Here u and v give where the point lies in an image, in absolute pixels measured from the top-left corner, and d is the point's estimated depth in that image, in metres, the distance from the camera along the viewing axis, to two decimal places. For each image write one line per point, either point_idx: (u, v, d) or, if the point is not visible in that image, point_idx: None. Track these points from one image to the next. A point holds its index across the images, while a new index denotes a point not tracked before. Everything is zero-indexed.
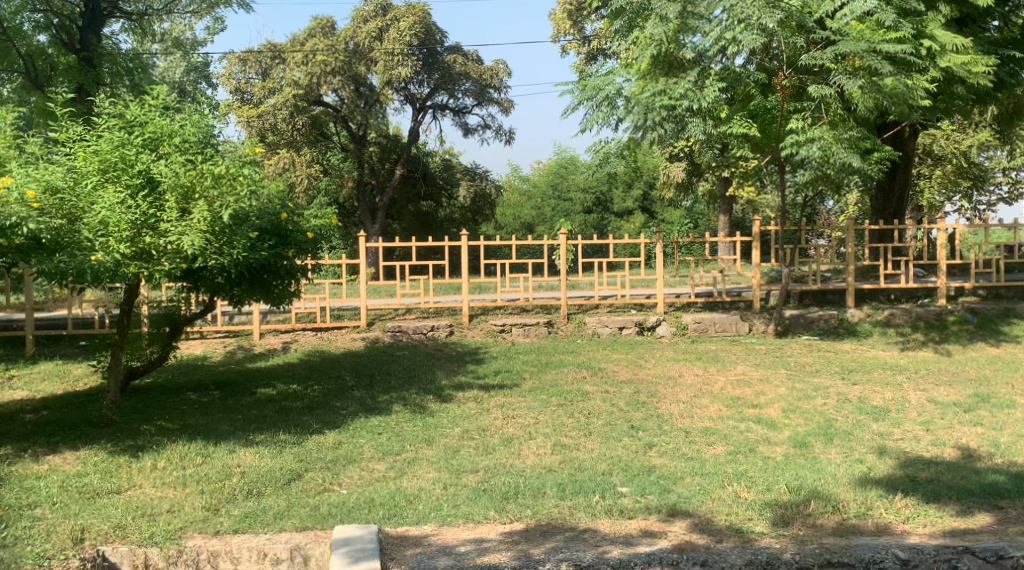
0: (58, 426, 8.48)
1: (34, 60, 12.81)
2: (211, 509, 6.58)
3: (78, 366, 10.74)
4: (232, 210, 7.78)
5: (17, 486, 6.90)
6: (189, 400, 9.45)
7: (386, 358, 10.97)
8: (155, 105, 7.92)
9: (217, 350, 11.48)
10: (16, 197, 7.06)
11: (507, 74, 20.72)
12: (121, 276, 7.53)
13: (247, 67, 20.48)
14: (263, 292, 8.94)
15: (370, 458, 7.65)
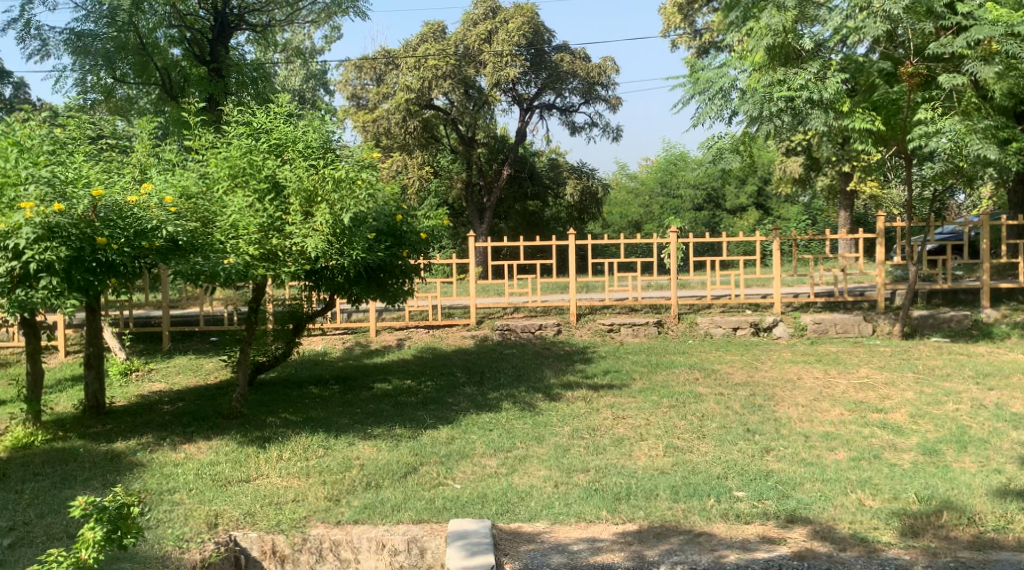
0: (193, 417, 8.98)
1: (169, 72, 13.48)
2: (333, 499, 6.83)
3: (209, 361, 11.31)
4: (352, 213, 8.00)
5: (158, 472, 7.34)
6: (311, 394, 9.82)
7: (496, 356, 11.10)
8: (280, 112, 8.33)
9: (335, 346, 11.86)
10: (155, 202, 7.49)
11: (616, 70, 20.56)
12: (250, 276, 7.95)
13: (363, 74, 21.02)
14: (380, 291, 9.19)
15: (483, 454, 7.76)
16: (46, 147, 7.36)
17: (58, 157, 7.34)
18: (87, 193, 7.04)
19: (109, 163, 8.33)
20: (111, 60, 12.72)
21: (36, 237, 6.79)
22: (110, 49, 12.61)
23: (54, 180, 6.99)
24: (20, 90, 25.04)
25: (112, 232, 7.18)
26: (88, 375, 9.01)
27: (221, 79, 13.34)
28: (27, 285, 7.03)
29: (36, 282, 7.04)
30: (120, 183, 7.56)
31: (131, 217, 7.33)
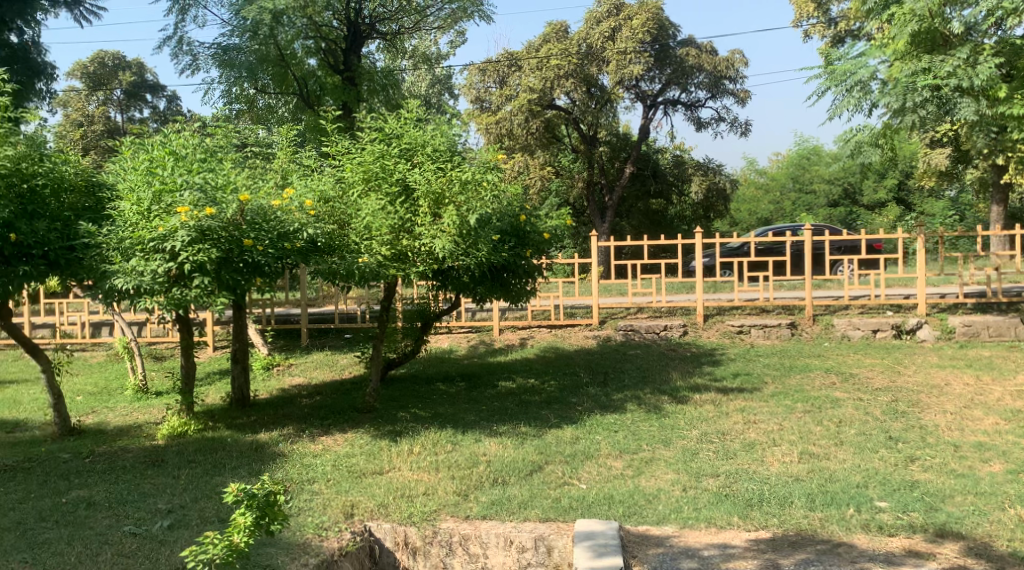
0: (329, 410, 9.33)
1: (306, 81, 14.08)
2: (462, 494, 6.95)
3: (343, 357, 11.71)
4: (478, 214, 8.14)
5: (297, 462, 7.67)
6: (439, 391, 10.02)
7: (620, 356, 11.00)
8: (409, 117, 8.56)
9: (461, 344, 12.07)
10: (297, 206, 7.97)
11: (744, 63, 20.04)
12: (382, 276, 8.24)
13: (486, 77, 21.30)
14: (503, 291, 9.25)
15: (609, 455, 7.72)
16: (198, 155, 7.80)
17: (209, 164, 7.76)
18: (235, 198, 7.49)
19: (253, 169, 8.77)
20: (254, 72, 13.44)
21: (191, 239, 7.24)
22: (253, 62, 13.33)
23: (206, 186, 7.44)
24: (173, 102, 26.67)
25: (257, 234, 7.58)
26: (235, 369, 9.51)
27: (354, 87, 14.05)
28: (181, 285, 7.44)
29: (189, 282, 7.45)
30: (263, 188, 7.97)
31: (274, 221, 7.76)
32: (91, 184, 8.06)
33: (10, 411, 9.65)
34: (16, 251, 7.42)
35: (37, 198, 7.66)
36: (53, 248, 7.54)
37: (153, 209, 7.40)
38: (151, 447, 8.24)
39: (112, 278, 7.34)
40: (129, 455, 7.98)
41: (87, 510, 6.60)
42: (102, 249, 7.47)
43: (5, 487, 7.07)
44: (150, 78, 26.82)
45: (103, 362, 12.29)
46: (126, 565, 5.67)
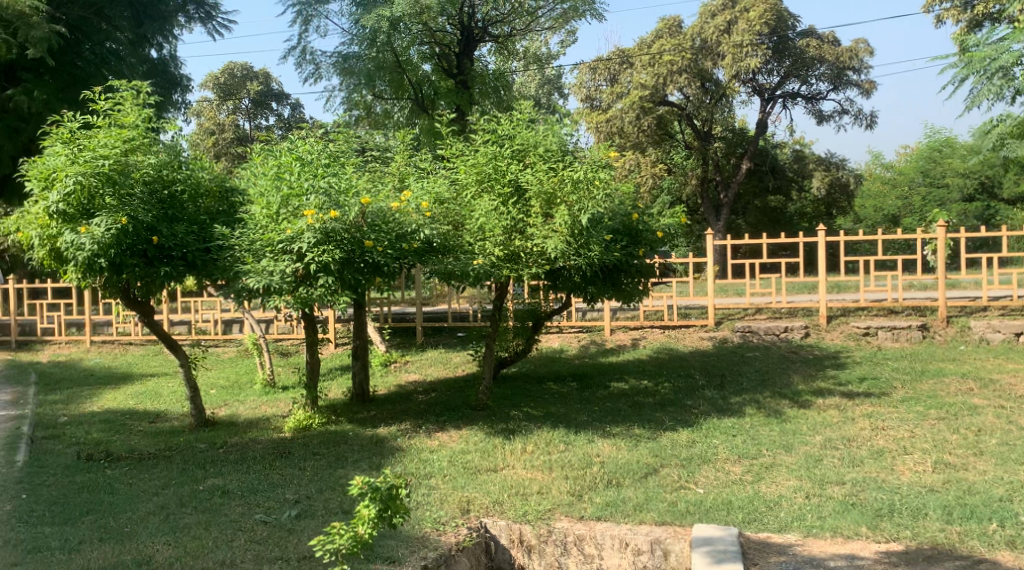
0: (443, 407, 9.48)
1: (421, 87, 14.35)
2: (575, 494, 6.94)
3: (457, 355, 11.87)
4: (590, 213, 8.12)
5: (415, 457, 7.82)
6: (551, 390, 10.04)
7: (737, 358, 10.74)
8: (522, 118, 8.63)
9: (572, 344, 12.04)
10: (413, 207, 8.11)
11: (869, 52, 19.25)
12: (496, 277, 8.34)
13: (597, 75, 21.20)
14: (615, 290, 9.15)
15: (727, 459, 7.55)
16: (322, 160, 8.05)
17: (332, 168, 8.01)
18: (358, 202, 7.72)
19: (371, 173, 9.00)
20: (372, 78, 13.94)
21: (316, 241, 7.51)
22: (371, 68, 13.79)
23: (330, 190, 7.68)
24: (296, 110, 27.71)
25: (378, 236, 7.80)
26: (355, 365, 9.81)
27: (467, 91, 14.32)
28: (307, 284, 7.72)
29: (314, 281, 7.72)
30: (383, 190, 8.18)
31: (394, 222, 7.95)
32: (224, 190, 8.44)
33: (152, 402, 10.23)
34: (158, 253, 7.87)
35: (176, 203, 8.10)
36: (191, 250, 7.95)
37: (281, 212, 7.70)
38: (278, 439, 8.58)
39: (244, 278, 7.69)
40: (259, 447, 8.33)
41: (222, 498, 6.91)
42: (235, 250, 7.84)
43: (148, 473, 7.49)
44: (275, 87, 27.92)
45: (234, 358, 12.88)
46: (258, 551, 5.91)
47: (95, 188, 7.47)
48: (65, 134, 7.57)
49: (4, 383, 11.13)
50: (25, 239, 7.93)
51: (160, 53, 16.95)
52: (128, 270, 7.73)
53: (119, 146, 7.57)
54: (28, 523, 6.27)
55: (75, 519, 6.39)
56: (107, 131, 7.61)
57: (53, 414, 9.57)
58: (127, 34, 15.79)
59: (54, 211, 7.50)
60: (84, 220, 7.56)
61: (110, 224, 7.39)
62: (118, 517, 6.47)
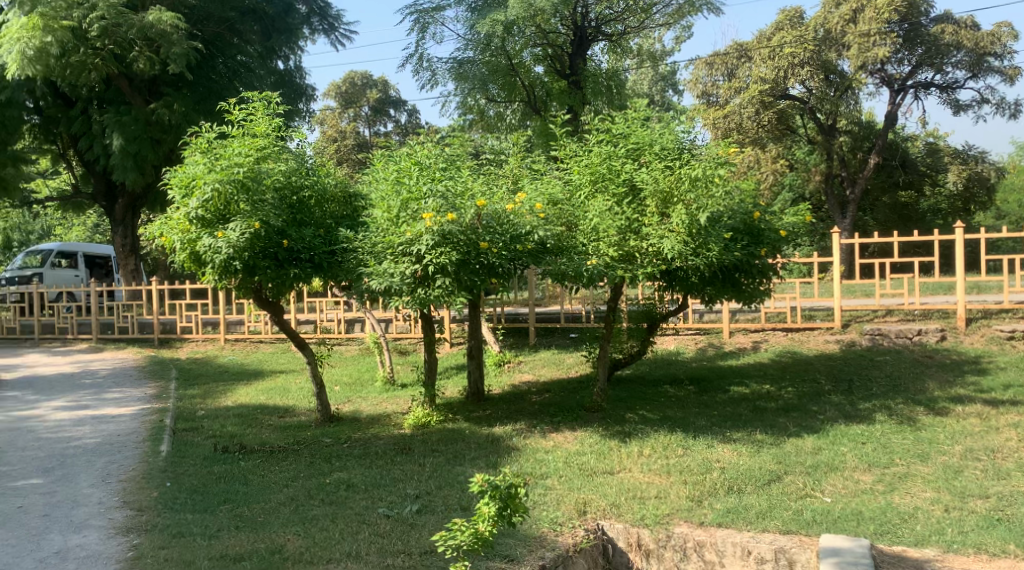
0: (558, 408, 9.47)
1: (534, 89, 14.52)
2: (694, 499, 6.80)
3: (571, 356, 11.83)
4: (708, 212, 7.97)
5: (532, 457, 7.85)
6: (667, 393, 9.86)
7: (866, 363, 10.29)
8: (637, 116, 8.54)
9: (689, 346, 11.80)
10: (528, 209, 8.13)
11: (1013, 36, 18.05)
12: (612, 277, 8.28)
13: (714, 70, 20.74)
14: (734, 291, 8.90)
15: (856, 468, 7.23)
16: (440, 164, 8.18)
17: (450, 172, 8.13)
18: (473, 204, 7.80)
19: (487, 175, 9.10)
20: (486, 83, 13.96)
21: (434, 243, 7.63)
22: (485, 73, 13.86)
23: (448, 193, 7.79)
24: (414, 115, 28.30)
25: (493, 237, 7.88)
26: (470, 364, 9.90)
27: (579, 91, 14.15)
28: (425, 285, 7.87)
29: (433, 283, 7.86)
30: (498, 192, 8.24)
31: (508, 224, 8.01)
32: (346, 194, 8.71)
33: (281, 398, 10.63)
34: (288, 255, 8.19)
35: (303, 208, 8.42)
36: (317, 252, 8.26)
37: (400, 215, 7.85)
38: (399, 436, 8.76)
39: (366, 280, 7.89)
40: (380, 442, 8.54)
41: (347, 491, 7.12)
42: (358, 252, 8.07)
43: (278, 466, 7.78)
44: (393, 94, 28.59)
45: (356, 356, 13.26)
46: (381, 544, 6.05)
47: (231, 195, 7.82)
48: (202, 144, 7.97)
49: (148, 378, 11.80)
50: (168, 243, 8.38)
51: (286, 64, 17.60)
52: (261, 272, 8.05)
53: (251, 155, 7.91)
54: (172, 509, 6.61)
55: (213, 507, 6.70)
56: (241, 140, 7.97)
57: (192, 407, 10.08)
58: (257, 48, 16.78)
59: (193, 217, 7.91)
60: (220, 225, 7.95)
61: (245, 229, 7.75)
62: (252, 506, 6.75)
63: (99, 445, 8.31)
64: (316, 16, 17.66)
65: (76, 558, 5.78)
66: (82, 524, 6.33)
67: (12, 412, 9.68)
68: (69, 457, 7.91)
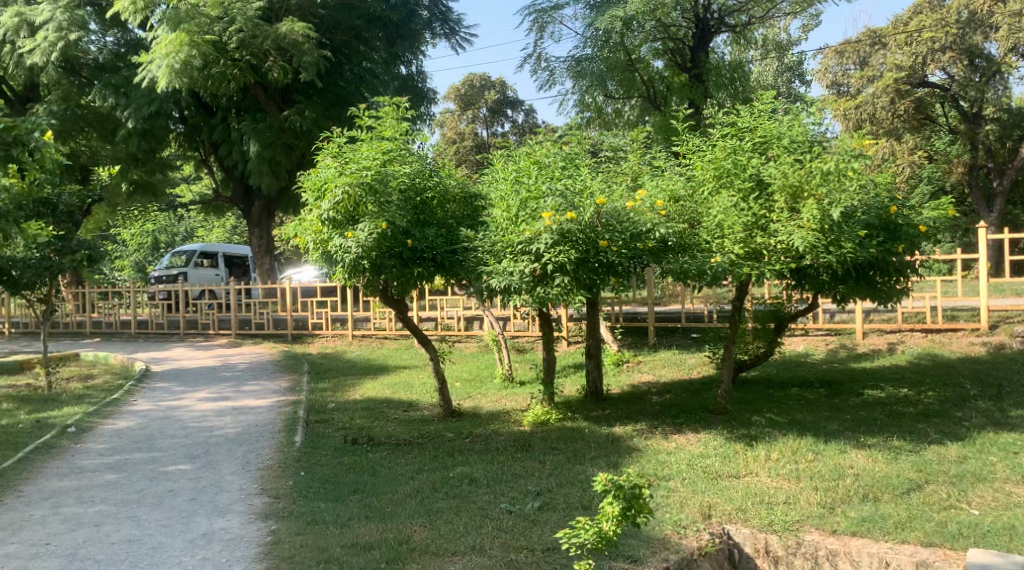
0: (681, 409, 9.29)
1: (653, 85, 14.29)
2: (826, 506, 6.55)
3: (692, 356, 11.58)
4: (841, 207, 7.65)
5: (653, 458, 7.72)
6: (795, 396, 9.54)
7: (1015, 367, 9.66)
8: (764, 109, 8.31)
9: (818, 348, 11.37)
10: (649, 206, 8.02)
11: None
12: (737, 275, 8.05)
13: (845, 59, 20.26)
14: (869, 290, 8.52)
15: (1006, 480, 6.81)
16: (560, 163, 8.19)
17: (569, 171, 8.13)
18: (593, 202, 7.76)
19: (607, 173, 9.07)
20: (604, 79, 13.83)
21: (553, 242, 7.62)
22: (603, 69, 13.70)
23: (567, 191, 7.78)
24: (532, 115, 28.52)
25: (613, 235, 7.79)
26: (589, 363, 9.85)
27: (701, 85, 13.78)
28: (545, 284, 7.87)
29: (552, 281, 7.86)
30: (618, 190, 8.17)
31: (628, 222, 7.91)
32: (467, 195, 8.85)
33: (405, 392, 10.87)
34: (412, 254, 8.36)
35: (427, 208, 8.58)
36: (439, 251, 8.42)
37: (520, 214, 7.89)
38: (519, 433, 8.80)
39: (487, 279, 7.96)
40: (501, 439, 8.60)
41: (470, 486, 7.19)
42: (479, 252, 8.14)
43: (404, 458, 7.96)
44: (511, 95, 28.84)
45: (476, 353, 13.43)
46: (505, 540, 6.09)
47: (360, 197, 8.03)
48: (333, 148, 8.23)
49: (282, 371, 12.31)
50: (302, 243, 8.70)
51: (409, 69, 18.06)
52: (387, 271, 8.25)
53: (379, 158, 8.13)
54: (306, 497, 6.85)
55: (344, 497, 6.90)
56: (369, 144, 8.20)
57: (323, 400, 10.44)
58: (382, 54, 17.19)
59: (325, 219, 8.17)
60: (350, 226, 8.16)
61: (372, 229, 7.95)
62: (380, 497, 6.92)
63: (239, 434, 8.70)
64: (437, 20, 18.05)
65: (221, 540, 6.07)
66: (226, 508, 6.63)
67: (162, 401, 10.29)
68: (213, 445, 8.32)
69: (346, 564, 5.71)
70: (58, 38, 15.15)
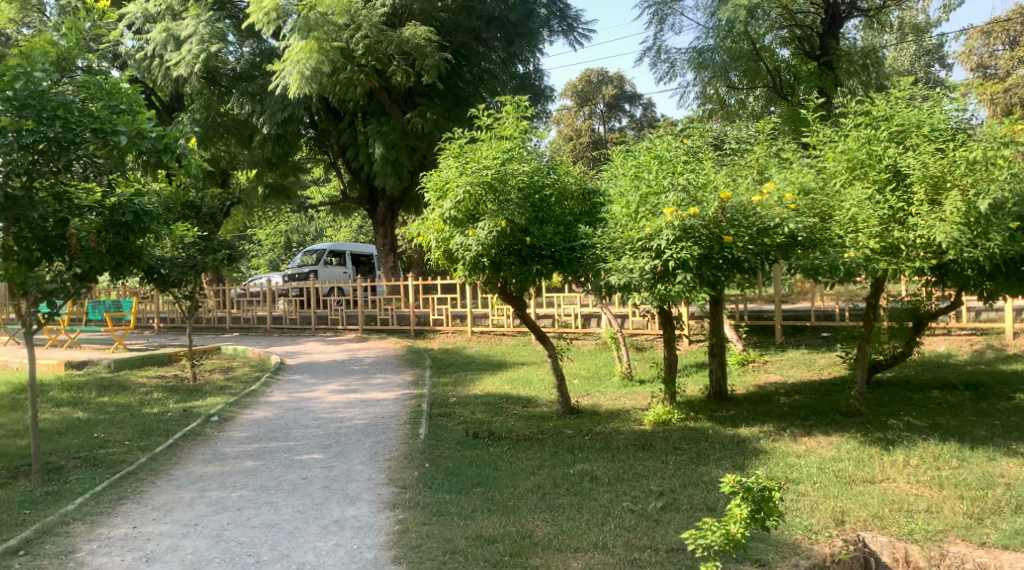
0: (811, 410, 8.96)
1: (780, 74, 13.77)
2: (973, 516, 6.17)
3: (823, 356, 11.13)
4: (989, 198, 7.21)
5: (781, 460, 7.47)
6: (937, 399, 9.03)
7: None
8: (901, 96, 7.92)
9: (962, 348, 10.74)
10: (777, 200, 7.75)
11: None
12: (872, 271, 7.64)
13: (993, 39, 19.28)
14: (1019, 286, 8.04)
15: None
16: (682, 157, 8.02)
17: (692, 165, 7.96)
18: (717, 197, 7.58)
19: (731, 166, 8.83)
20: (727, 70, 13.56)
21: (675, 238, 7.46)
22: (726, 60, 13.43)
23: (690, 186, 7.61)
24: (650, 109, 28.12)
25: (738, 231, 7.60)
26: (713, 363, 9.62)
27: (831, 72, 13.16)
28: (666, 281, 7.71)
29: (673, 279, 7.71)
30: (743, 184, 7.95)
31: (755, 216, 7.69)
32: (586, 191, 8.78)
33: (525, 388, 10.91)
34: (531, 252, 8.40)
35: (546, 206, 8.57)
36: (558, 249, 8.40)
37: (640, 211, 7.76)
38: (641, 432, 8.68)
39: (606, 275, 7.87)
40: (622, 437, 8.49)
41: (592, 483, 7.13)
42: (598, 248, 8.05)
43: (525, 453, 7.97)
44: (629, 89, 28.42)
45: (595, 351, 13.35)
46: (628, 538, 6.01)
47: (480, 196, 8.08)
48: (455, 149, 8.33)
49: (406, 365, 12.57)
50: (424, 242, 8.83)
51: (526, 68, 18.21)
52: (507, 268, 8.33)
53: (499, 157, 8.15)
54: (431, 488, 6.96)
55: (467, 489, 6.97)
56: (490, 143, 8.26)
57: (445, 394, 10.60)
58: (500, 54, 17.31)
59: (447, 218, 8.27)
60: (471, 224, 8.23)
61: (492, 227, 7.98)
62: (502, 491, 6.95)
63: (367, 426, 8.93)
64: (555, 18, 18.04)
65: (352, 528, 6.23)
66: (356, 497, 6.82)
67: (294, 393, 10.68)
68: (343, 436, 8.57)
69: (470, 556, 5.76)
70: (201, 50, 15.97)
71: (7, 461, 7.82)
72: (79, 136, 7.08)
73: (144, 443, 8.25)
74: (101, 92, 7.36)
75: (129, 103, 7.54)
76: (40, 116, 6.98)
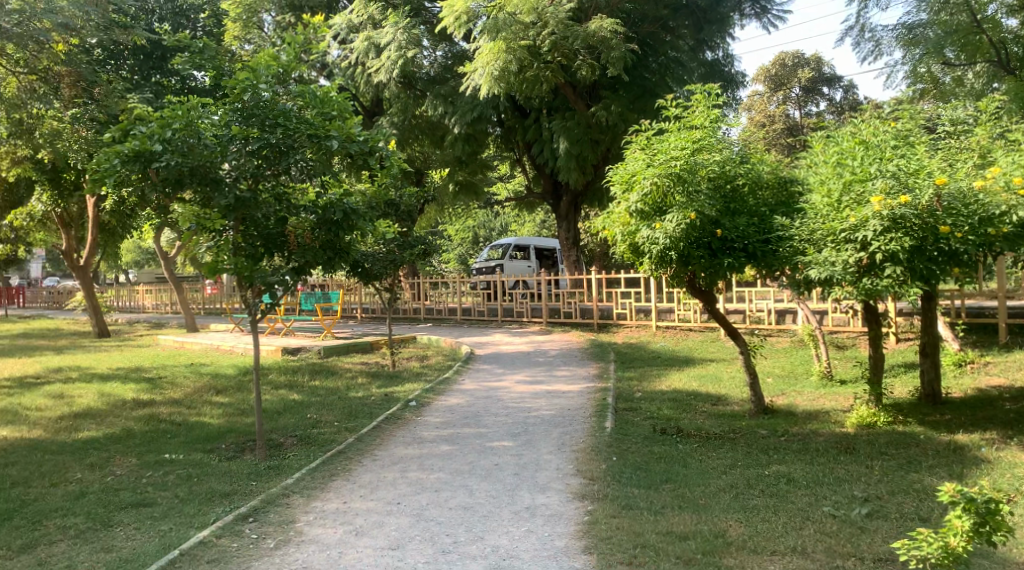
0: None
1: (1008, 46, 12.52)
2: None
3: None
4: None
5: (1008, 472, 6.79)
6: None
7: None
8: None
9: None
10: (1003, 185, 7.08)
11: None
12: None
13: None
14: None
15: None
16: (891, 142, 7.54)
17: (902, 149, 7.47)
18: (931, 183, 7.00)
19: (948, 150, 8.19)
20: (943, 46, 12.47)
21: (883, 229, 6.96)
22: (941, 36, 12.43)
23: (900, 172, 7.11)
24: (851, 92, 26.50)
25: (956, 220, 6.96)
26: (924, 363, 8.95)
27: None
28: (872, 275, 7.19)
29: (881, 272, 7.15)
30: (963, 169, 7.36)
31: (976, 204, 7.04)
32: (782, 180, 8.35)
33: (716, 385, 10.60)
34: (722, 245, 8.05)
35: (739, 197, 8.22)
36: (752, 241, 7.97)
37: (844, 199, 7.33)
38: (842, 434, 8.21)
39: (806, 269, 7.45)
40: (821, 439, 8.07)
41: (788, 485, 6.80)
42: (795, 241, 7.62)
43: (716, 452, 7.72)
44: (827, 71, 27.00)
45: (791, 348, 12.77)
46: (829, 544, 5.67)
47: (668, 187, 7.91)
48: (642, 141, 8.18)
49: (592, 358, 12.56)
50: (610, 236, 8.72)
51: (716, 55, 17.67)
52: (695, 261, 8.03)
53: (687, 147, 7.94)
54: (620, 482, 6.88)
55: (656, 484, 6.84)
56: (678, 134, 8.04)
57: (632, 388, 10.49)
58: (689, 41, 16.93)
59: (633, 211, 8.12)
60: (658, 217, 8.04)
61: (680, 219, 7.77)
62: (693, 488, 6.77)
63: (555, 416, 8.98)
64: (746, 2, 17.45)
65: (543, 515, 6.27)
66: (546, 486, 6.85)
67: (484, 382, 10.93)
68: (532, 425, 8.66)
69: (662, 552, 5.63)
70: (399, 56, 16.67)
71: (234, 437, 8.50)
72: (296, 141, 7.61)
73: (351, 425, 8.71)
74: (315, 101, 7.83)
75: (340, 110, 7.98)
76: (264, 124, 7.61)
